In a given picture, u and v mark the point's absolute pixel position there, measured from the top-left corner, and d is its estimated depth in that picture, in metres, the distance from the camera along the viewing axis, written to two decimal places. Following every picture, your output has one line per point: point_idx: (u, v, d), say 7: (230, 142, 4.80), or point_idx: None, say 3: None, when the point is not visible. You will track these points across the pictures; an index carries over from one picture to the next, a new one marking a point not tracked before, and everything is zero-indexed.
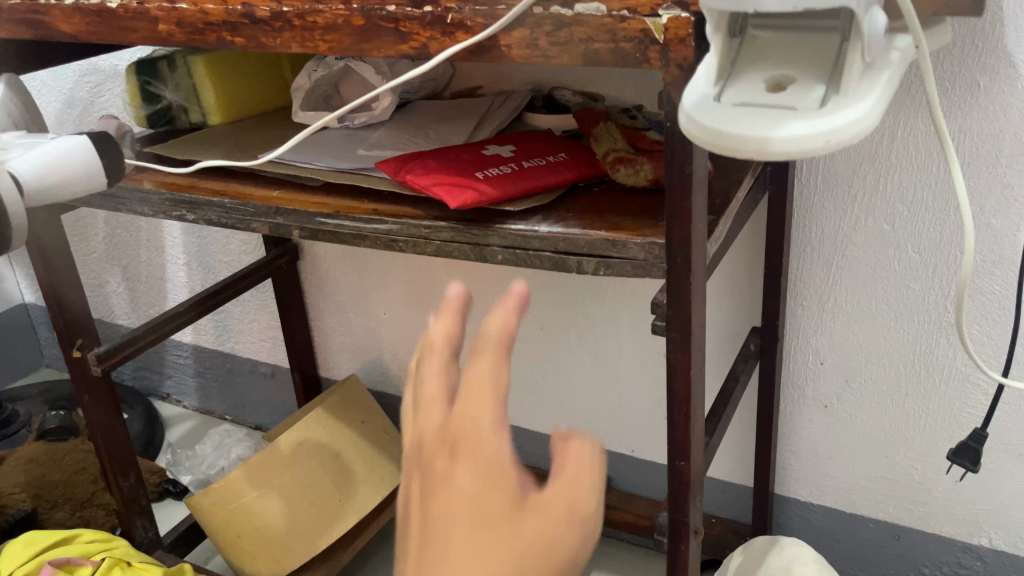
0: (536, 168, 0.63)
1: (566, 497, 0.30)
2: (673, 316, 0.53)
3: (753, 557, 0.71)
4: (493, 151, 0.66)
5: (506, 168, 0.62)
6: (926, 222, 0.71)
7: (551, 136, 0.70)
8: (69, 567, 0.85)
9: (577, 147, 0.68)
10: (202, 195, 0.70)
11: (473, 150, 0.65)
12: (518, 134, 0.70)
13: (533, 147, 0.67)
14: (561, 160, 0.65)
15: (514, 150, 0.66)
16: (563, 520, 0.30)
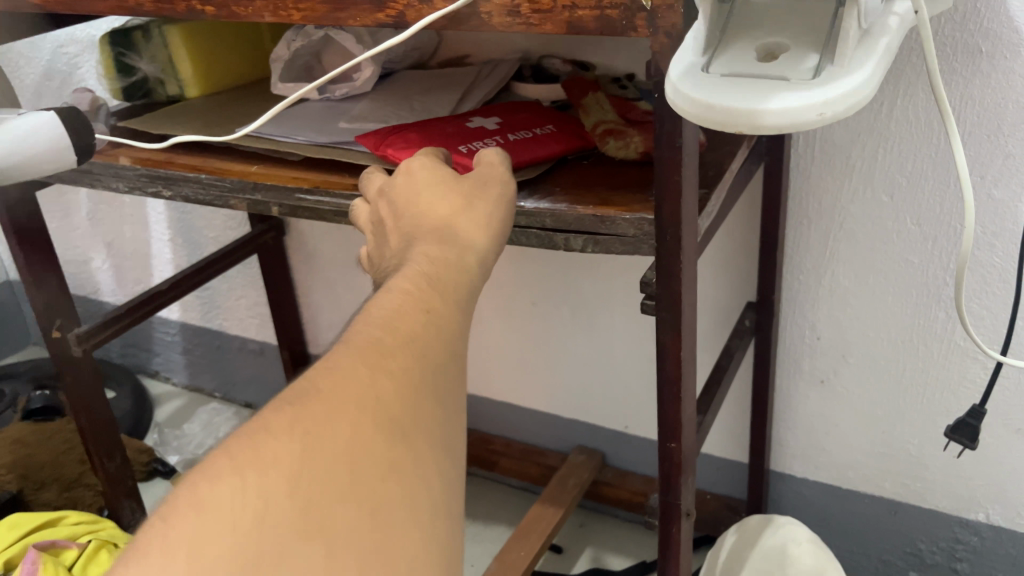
0: (521, 141, 0.60)
1: (488, 167, 0.48)
2: (664, 296, 0.51)
3: (747, 536, 0.69)
4: (477, 123, 0.63)
5: (491, 141, 0.60)
6: (926, 193, 0.69)
7: (536, 107, 0.68)
8: (54, 550, 0.83)
9: (563, 118, 0.66)
10: (178, 171, 0.67)
11: (456, 123, 0.63)
12: (501, 105, 0.68)
13: (518, 119, 0.64)
14: (548, 132, 0.63)
15: (498, 122, 0.64)
16: (488, 175, 0.47)
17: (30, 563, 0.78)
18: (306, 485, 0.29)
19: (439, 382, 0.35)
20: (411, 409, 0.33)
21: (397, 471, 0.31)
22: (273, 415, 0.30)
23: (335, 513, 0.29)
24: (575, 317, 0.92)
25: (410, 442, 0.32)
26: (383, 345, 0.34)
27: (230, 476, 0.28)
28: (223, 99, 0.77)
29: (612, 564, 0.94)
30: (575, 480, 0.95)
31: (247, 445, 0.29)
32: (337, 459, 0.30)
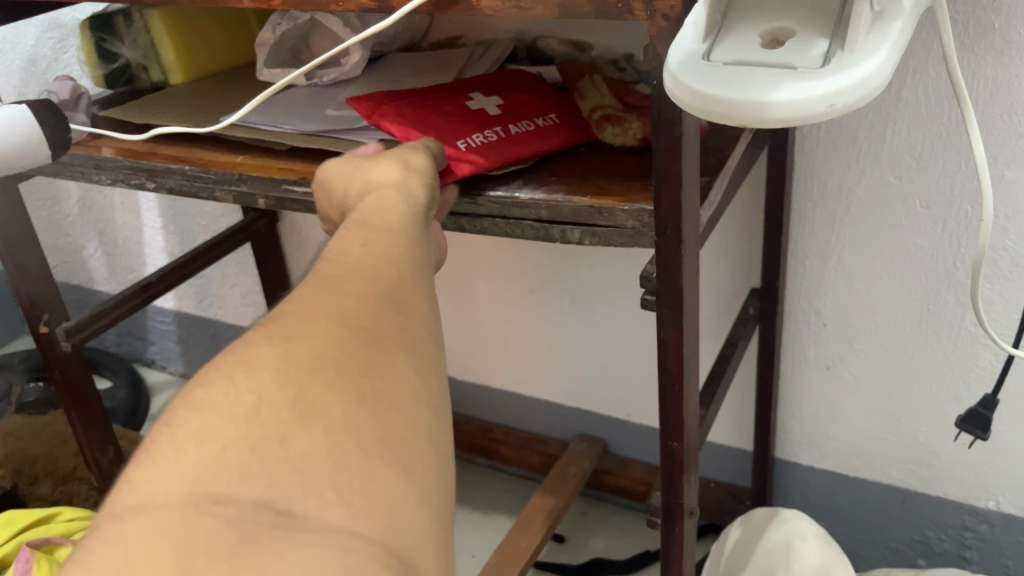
0: (523, 134, 0.57)
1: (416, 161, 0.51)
2: (663, 290, 0.49)
3: (753, 531, 0.68)
4: (478, 104, 0.59)
5: (492, 133, 0.56)
6: (935, 175, 0.67)
7: (541, 87, 0.64)
8: (48, 547, 0.82)
9: (568, 104, 0.62)
10: (161, 162, 0.65)
11: (456, 102, 0.59)
12: (504, 80, 0.64)
13: (522, 101, 0.61)
14: (552, 123, 0.59)
15: (500, 104, 0.60)
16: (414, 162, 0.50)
17: (24, 562, 0.77)
18: (295, 379, 0.28)
19: (415, 296, 0.35)
20: (391, 317, 0.33)
21: (385, 364, 0.30)
22: (253, 337, 0.30)
23: (329, 399, 0.28)
24: (574, 304, 0.90)
25: (395, 342, 0.32)
26: (349, 269, 0.35)
27: (222, 386, 0.28)
28: (207, 86, 0.74)
29: (615, 553, 0.92)
30: (576, 469, 0.93)
31: (235, 364, 0.29)
32: (322, 355, 0.29)
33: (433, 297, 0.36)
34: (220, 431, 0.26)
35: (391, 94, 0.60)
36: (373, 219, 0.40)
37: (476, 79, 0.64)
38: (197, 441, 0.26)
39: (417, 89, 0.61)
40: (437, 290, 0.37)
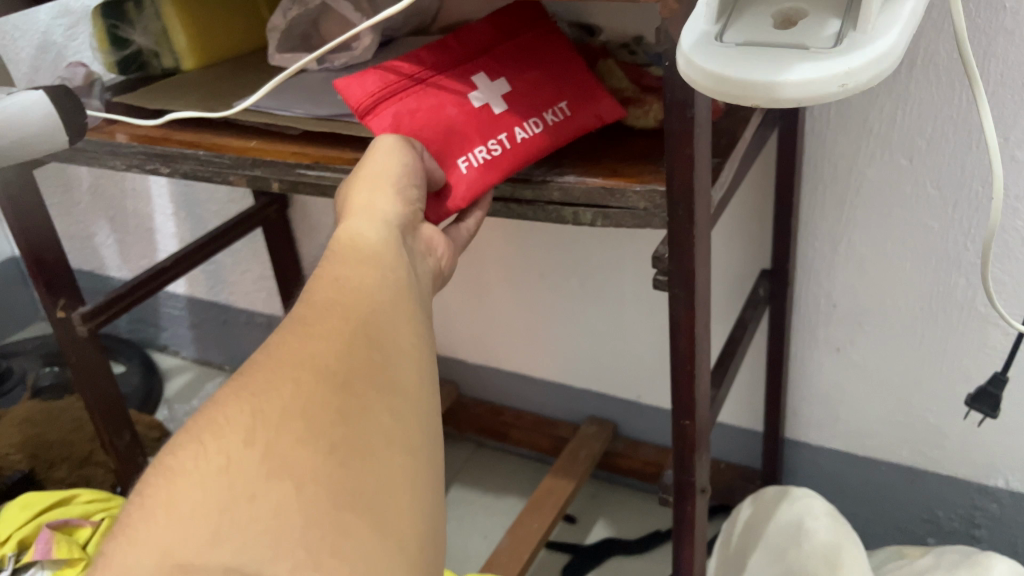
0: (529, 139, 0.52)
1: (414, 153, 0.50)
2: (676, 272, 0.50)
3: (763, 510, 0.69)
4: (481, 95, 0.52)
5: (496, 144, 0.51)
6: (946, 156, 0.67)
7: (553, 51, 0.56)
8: (68, 528, 0.85)
9: (583, 80, 0.55)
10: (176, 147, 0.66)
11: (457, 90, 0.52)
12: (510, 40, 0.56)
13: (531, 84, 0.53)
14: (564, 117, 0.53)
15: (507, 89, 0.53)
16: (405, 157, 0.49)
17: (44, 543, 0.81)
18: (261, 439, 0.32)
19: (382, 338, 0.38)
20: (355, 363, 0.36)
21: (349, 413, 0.34)
22: (227, 395, 0.34)
23: (294, 454, 0.32)
24: (585, 287, 0.90)
25: (360, 388, 0.35)
26: (319, 314, 0.38)
27: (194, 450, 0.32)
28: (219, 71, 0.75)
29: (626, 534, 0.93)
30: (587, 451, 0.94)
31: (209, 424, 0.33)
32: (286, 412, 0.33)
33: (402, 336, 0.39)
34: (193, 495, 0.30)
35: (382, 73, 0.53)
36: (350, 249, 0.43)
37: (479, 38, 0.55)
38: (175, 505, 0.30)
39: (411, 60, 0.54)
40: (407, 326, 0.40)
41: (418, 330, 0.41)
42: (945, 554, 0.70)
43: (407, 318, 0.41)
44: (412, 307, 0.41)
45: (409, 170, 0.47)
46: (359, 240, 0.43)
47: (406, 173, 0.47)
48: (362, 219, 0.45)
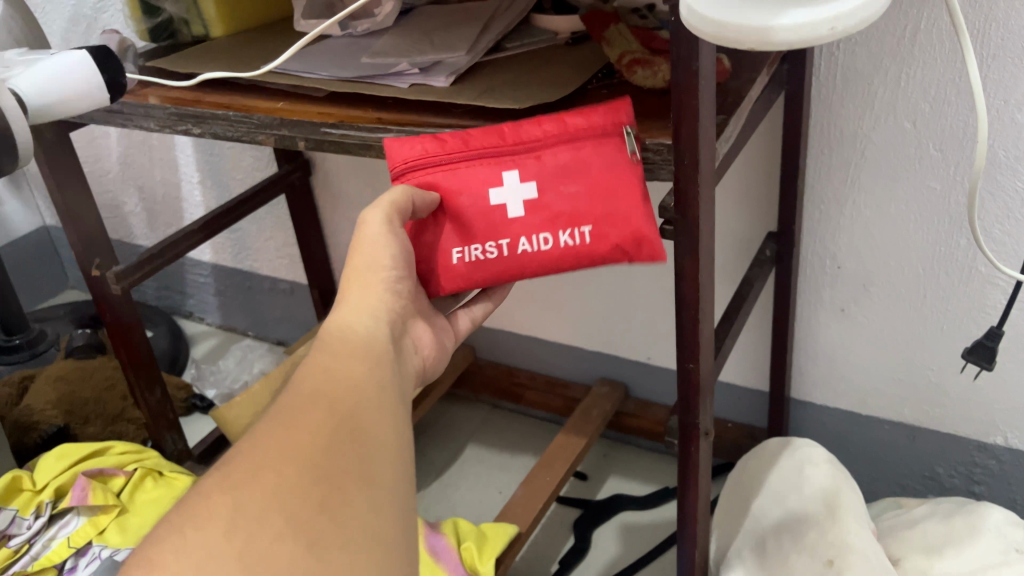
0: (530, 256, 0.52)
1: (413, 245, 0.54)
2: (681, 220, 0.52)
3: (766, 459, 0.72)
4: (507, 194, 0.52)
5: (493, 247, 0.52)
6: (949, 118, 0.69)
7: (617, 165, 0.52)
8: (103, 477, 0.90)
9: (627, 212, 0.52)
10: (207, 109, 0.69)
11: (487, 181, 0.52)
12: (579, 142, 0.52)
13: (563, 199, 0.52)
14: (581, 241, 0.52)
15: (533, 198, 0.52)
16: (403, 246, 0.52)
17: (80, 489, 0.86)
18: (241, 533, 0.33)
19: (365, 432, 0.39)
20: (339, 457, 0.37)
21: (331, 508, 0.35)
22: (208, 485, 0.35)
23: (271, 553, 0.32)
24: None
25: (341, 483, 0.36)
26: (304, 405, 0.39)
27: (173, 542, 0.33)
28: (246, 38, 0.78)
29: (635, 491, 0.97)
30: (599, 411, 0.97)
31: (189, 515, 0.34)
32: (267, 507, 0.34)
33: (385, 430, 0.41)
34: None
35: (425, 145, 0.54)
36: (342, 340, 0.45)
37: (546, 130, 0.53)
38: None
39: (464, 135, 0.54)
40: (389, 422, 0.41)
41: (400, 425, 0.42)
42: (941, 504, 0.72)
43: (388, 414, 0.42)
44: (394, 402, 0.43)
45: (399, 256, 0.51)
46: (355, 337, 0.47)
47: (393, 265, 0.51)
48: (353, 309, 0.48)
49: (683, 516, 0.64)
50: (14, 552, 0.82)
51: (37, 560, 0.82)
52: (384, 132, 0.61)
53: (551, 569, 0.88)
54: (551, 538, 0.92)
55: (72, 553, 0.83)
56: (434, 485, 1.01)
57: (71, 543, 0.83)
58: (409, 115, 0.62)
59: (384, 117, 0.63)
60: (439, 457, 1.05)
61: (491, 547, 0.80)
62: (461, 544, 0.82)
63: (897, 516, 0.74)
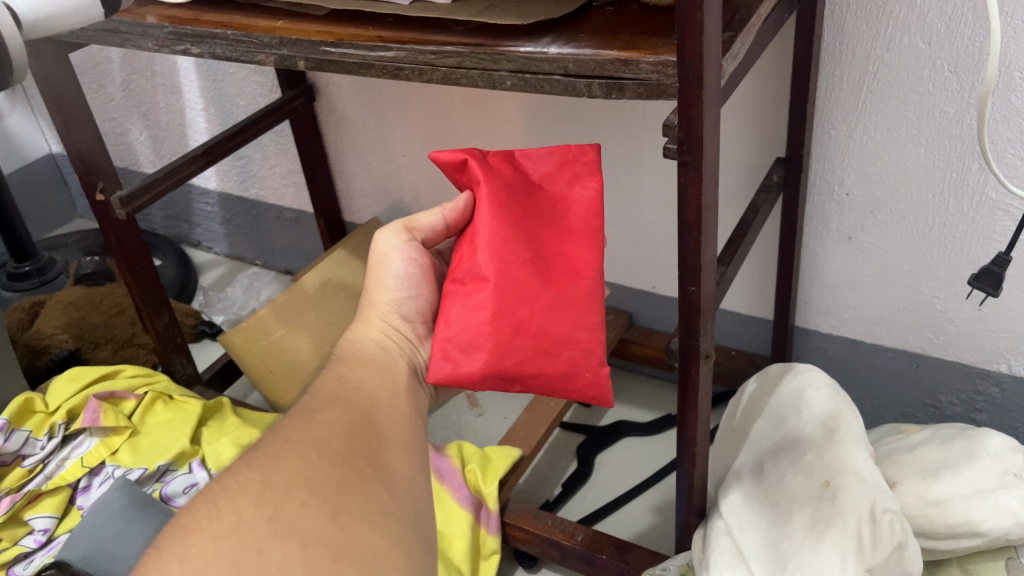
0: None
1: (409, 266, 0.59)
2: (685, 139, 0.50)
3: (768, 383, 0.73)
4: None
5: None
6: (965, 39, 0.67)
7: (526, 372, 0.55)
8: (114, 400, 0.92)
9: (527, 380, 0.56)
10: (205, 29, 0.67)
11: None
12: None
13: None
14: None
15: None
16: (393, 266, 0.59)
17: (92, 411, 0.87)
18: (271, 503, 0.40)
19: (379, 429, 0.47)
20: (355, 447, 0.44)
21: (352, 485, 0.42)
22: (237, 466, 0.42)
23: (300, 518, 0.39)
24: (603, 180, 0.91)
25: (359, 466, 0.43)
26: (324, 405, 0.47)
27: (209, 511, 0.40)
28: None
29: (638, 418, 0.98)
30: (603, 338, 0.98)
31: (222, 489, 0.41)
32: (294, 480, 0.41)
33: (395, 428, 0.49)
34: (205, 550, 0.38)
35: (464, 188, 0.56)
36: (353, 355, 0.55)
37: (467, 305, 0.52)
38: (190, 556, 0.37)
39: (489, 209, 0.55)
40: (403, 428, 0.49)
41: (412, 427, 0.50)
42: (941, 429, 0.73)
43: (400, 418, 0.50)
44: (405, 409, 0.51)
45: (404, 278, 0.59)
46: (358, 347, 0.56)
47: (396, 287, 0.59)
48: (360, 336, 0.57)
49: (683, 437, 0.64)
50: (30, 472, 0.84)
51: (52, 479, 0.84)
52: (384, 51, 0.59)
53: (554, 493, 0.90)
54: (555, 462, 0.94)
55: (85, 472, 0.86)
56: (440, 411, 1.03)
57: (84, 463, 0.86)
58: (409, 34, 0.61)
59: (384, 36, 0.61)
60: None
61: (494, 470, 0.83)
62: (465, 466, 0.85)
63: (897, 441, 0.75)
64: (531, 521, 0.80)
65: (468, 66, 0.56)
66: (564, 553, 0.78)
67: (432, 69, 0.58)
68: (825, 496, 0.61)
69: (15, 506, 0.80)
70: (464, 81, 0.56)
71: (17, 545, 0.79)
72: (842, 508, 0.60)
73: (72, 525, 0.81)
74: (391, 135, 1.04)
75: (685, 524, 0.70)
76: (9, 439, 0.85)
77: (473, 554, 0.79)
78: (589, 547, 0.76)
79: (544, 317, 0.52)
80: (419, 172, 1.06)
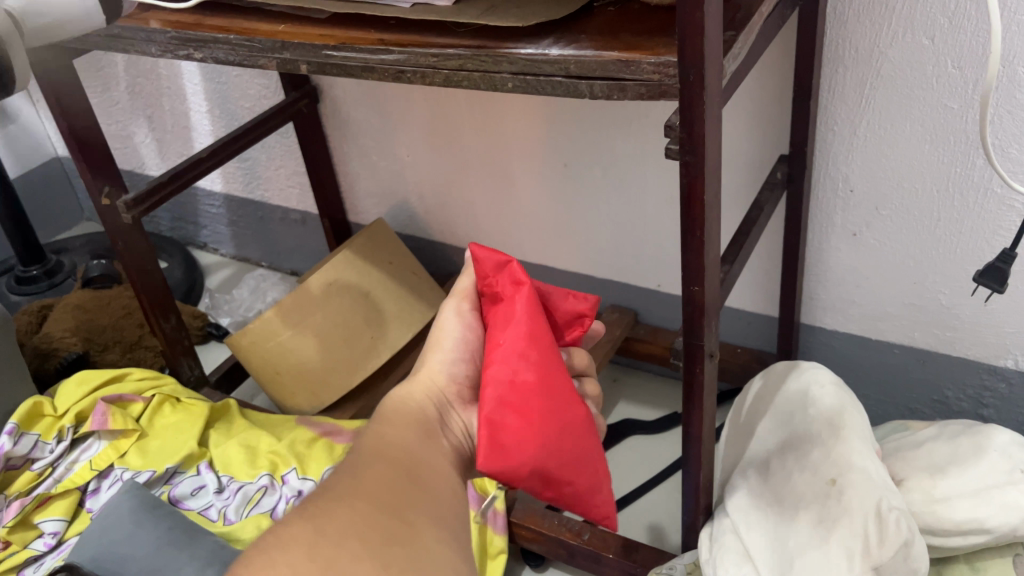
0: None
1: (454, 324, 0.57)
2: (686, 138, 0.50)
3: (773, 381, 0.73)
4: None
5: None
6: (968, 35, 0.66)
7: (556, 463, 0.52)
8: (122, 403, 0.92)
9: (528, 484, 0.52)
10: (208, 33, 0.67)
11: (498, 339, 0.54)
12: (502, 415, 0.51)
13: None
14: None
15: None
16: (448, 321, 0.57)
17: (100, 415, 0.88)
18: (324, 556, 0.39)
19: (426, 478, 0.46)
20: (404, 497, 0.44)
21: (405, 539, 0.41)
22: (290, 517, 0.41)
23: (355, 571, 0.39)
24: (608, 178, 0.91)
25: (411, 518, 0.43)
26: (370, 458, 0.45)
27: (263, 561, 0.39)
28: None
29: (644, 416, 0.98)
30: (608, 337, 0.98)
31: (273, 540, 0.40)
32: (346, 533, 0.40)
33: (442, 483, 0.47)
34: None
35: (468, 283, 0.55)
36: (400, 407, 0.51)
37: (519, 372, 0.49)
38: None
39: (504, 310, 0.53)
40: (448, 479, 0.48)
41: (456, 480, 0.49)
42: (948, 426, 0.73)
43: (445, 467, 0.49)
44: (449, 464, 0.50)
45: (461, 343, 0.56)
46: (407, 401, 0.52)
47: (452, 349, 0.56)
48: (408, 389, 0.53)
49: (688, 437, 0.64)
50: (38, 475, 0.85)
51: (61, 483, 0.85)
52: (386, 54, 0.59)
53: None
54: None
55: (94, 475, 0.86)
56: None
57: (93, 466, 0.87)
58: (411, 37, 0.61)
59: (386, 39, 0.61)
60: None
61: None
62: None
63: (903, 437, 0.75)
64: (538, 520, 0.80)
65: (470, 68, 0.56)
66: (571, 552, 0.78)
67: (433, 72, 0.58)
68: (831, 493, 0.61)
69: (24, 510, 0.81)
70: (466, 83, 0.56)
71: (27, 549, 0.80)
72: (848, 505, 0.60)
73: (81, 528, 0.82)
74: (394, 135, 1.04)
75: (692, 522, 0.70)
76: (18, 443, 0.85)
77: (480, 553, 0.80)
78: (596, 546, 0.76)
79: (580, 425, 0.52)
80: (423, 173, 1.06)
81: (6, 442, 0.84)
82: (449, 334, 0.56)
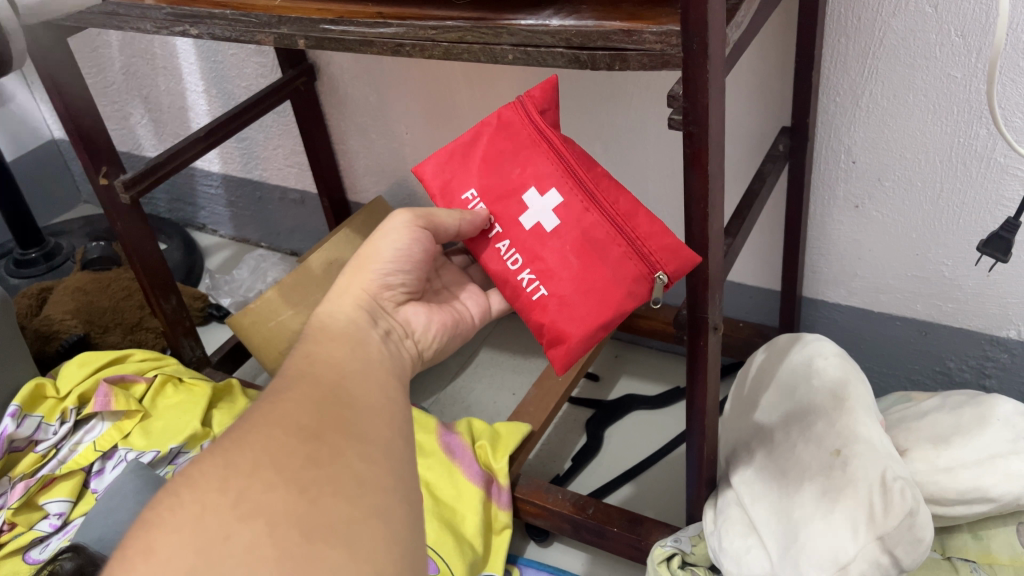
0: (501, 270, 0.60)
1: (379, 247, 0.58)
2: (690, 110, 0.49)
3: (776, 355, 0.74)
4: (533, 214, 0.58)
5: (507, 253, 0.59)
6: (971, 3, 0.65)
7: (615, 277, 0.56)
8: (124, 384, 0.92)
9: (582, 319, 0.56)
10: (204, 9, 0.67)
11: (542, 177, 0.58)
12: (591, 207, 0.56)
13: (559, 258, 0.57)
14: (531, 291, 0.58)
15: (544, 228, 0.58)
16: (382, 239, 0.59)
17: (103, 396, 0.88)
18: (235, 487, 0.36)
19: (353, 400, 0.43)
20: (324, 420, 0.40)
21: (322, 459, 0.38)
22: (201, 455, 0.38)
23: (267, 497, 0.35)
24: (608, 153, 0.91)
25: (331, 438, 0.39)
26: (291, 382, 0.43)
27: (171, 501, 0.36)
28: None
29: (647, 391, 0.99)
30: None
31: (184, 479, 0.36)
32: (258, 462, 0.37)
33: (371, 400, 0.44)
34: (168, 542, 0.34)
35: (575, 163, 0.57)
36: (320, 323, 0.53)
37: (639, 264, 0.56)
38: (152, 552, 0.33)
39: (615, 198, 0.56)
40: (379, 397, 0.45)
41: (390, 394, 0.46)
42: (951, 396, 0.73)
43: (375, 385, 0.46)
44: (377, 378, 0.47)
45: (399, 254, 0.58)
46: (335, 312, 0.54)
47: (389, 261, 0.58)
48: (334, 300, 0.55)
49: (693, 410, 0.65)
50: (42, 457, 0.85)
51: (65, 464, 0.85)
52: (385, 28, 0.58)
53: (565, 467, 0.91)
54: (564, 436, 0.94)
55: (98, 456, 0.87)
56: (448, 387, 1.05)
57: (97, 447, 0.87)
58: (409, 10, 0.60)
59: (384, 13, 0.60)
60: (453, 359, 1.08)
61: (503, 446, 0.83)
62: (475, 443, 0.86)
63: (907, 409, 0.75)
64: (542, 496, 0.80)
65: (470, 40, 0.55)
66: (576, 526, 0.78)
67: (432, 45, 0.56)
68: (836, 465, 0.61)
69: (28, 491, 0.81)
70: (466, 56, 0.55)
71: (33, 530, 0.80)
72: (852, 476, 0.59)
73: (86, 508, 0.82)
74: (392, 111, 1.03)
75: (696, 495, 0.70)
76: (21, 425, 0.85)
77: (485, 529, 0.80)
78: (600, 520, 0.76)
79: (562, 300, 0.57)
80: (421, 151, 1.05)
81: (9, 424, 0.84)
82: (386, 249, 0.58)
